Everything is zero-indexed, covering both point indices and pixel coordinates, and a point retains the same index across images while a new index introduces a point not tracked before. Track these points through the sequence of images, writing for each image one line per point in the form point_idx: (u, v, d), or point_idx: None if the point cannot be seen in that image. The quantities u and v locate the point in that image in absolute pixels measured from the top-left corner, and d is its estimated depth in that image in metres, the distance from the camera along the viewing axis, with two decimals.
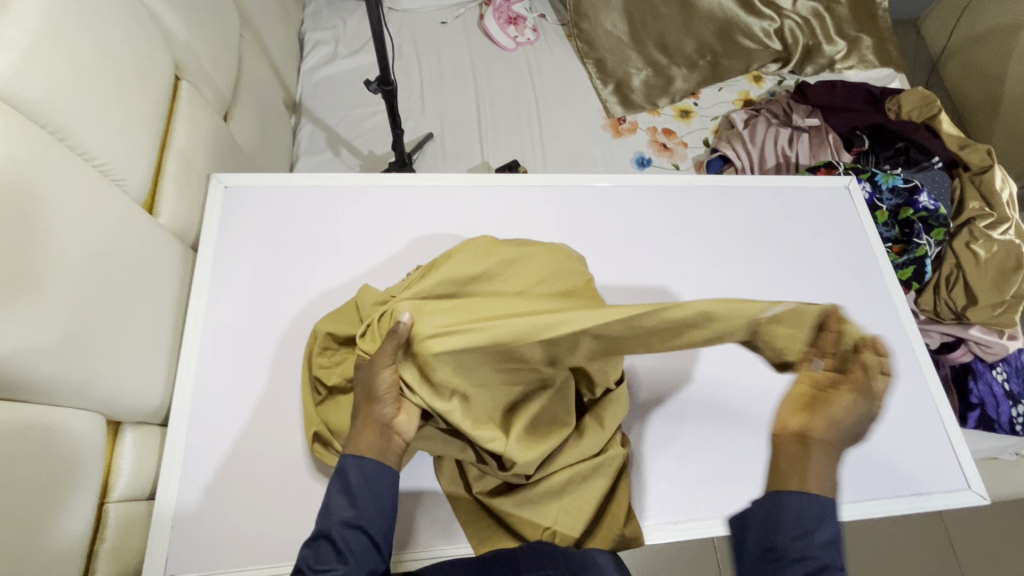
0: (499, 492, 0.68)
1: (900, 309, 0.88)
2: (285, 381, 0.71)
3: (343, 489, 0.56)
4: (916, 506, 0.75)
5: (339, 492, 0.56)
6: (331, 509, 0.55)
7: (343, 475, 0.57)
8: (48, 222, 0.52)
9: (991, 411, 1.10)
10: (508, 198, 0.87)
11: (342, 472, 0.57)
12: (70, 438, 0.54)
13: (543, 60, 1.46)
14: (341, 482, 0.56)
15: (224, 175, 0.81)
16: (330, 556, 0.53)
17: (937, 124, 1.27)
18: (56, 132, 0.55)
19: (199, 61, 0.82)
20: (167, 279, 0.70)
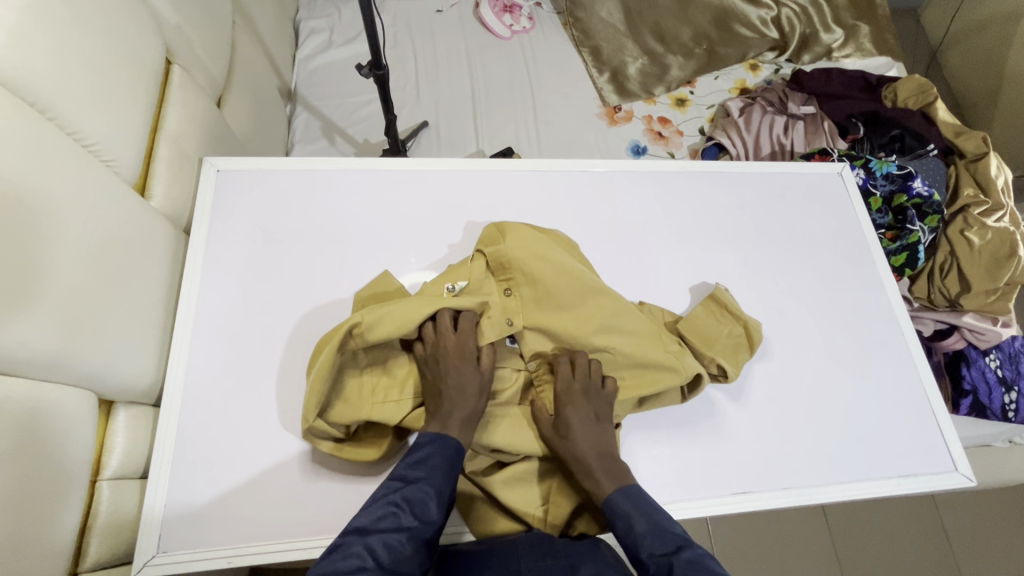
0: (492, 471, 0.68)
1: (891, 294, 0.88)
2: (277, 363, 0.72)
3: (446, 470, 0.59)
4: (904, 488, 0.76)
5: (440, 467, 0.59)
6: (432, 480, 0.58)
7: (440, 449, 0.60)
8: (41, 199, 0.52)
9: (984, 398, 1.10)
10: (501, 183, 0.87)
11: (444, 449, 0.60)
12: (63, 415, 0.55)
13: (539, 48, 1.46)
14: (445, 461, 0.60)
15: (216, 159, 0.81)
16: (421, 524, 0.55)
17: (933, 112, 1.26)
18: (46, 111, 0.56)
19: (191, 45, 0.82)
20: (158, 261, 0.71)
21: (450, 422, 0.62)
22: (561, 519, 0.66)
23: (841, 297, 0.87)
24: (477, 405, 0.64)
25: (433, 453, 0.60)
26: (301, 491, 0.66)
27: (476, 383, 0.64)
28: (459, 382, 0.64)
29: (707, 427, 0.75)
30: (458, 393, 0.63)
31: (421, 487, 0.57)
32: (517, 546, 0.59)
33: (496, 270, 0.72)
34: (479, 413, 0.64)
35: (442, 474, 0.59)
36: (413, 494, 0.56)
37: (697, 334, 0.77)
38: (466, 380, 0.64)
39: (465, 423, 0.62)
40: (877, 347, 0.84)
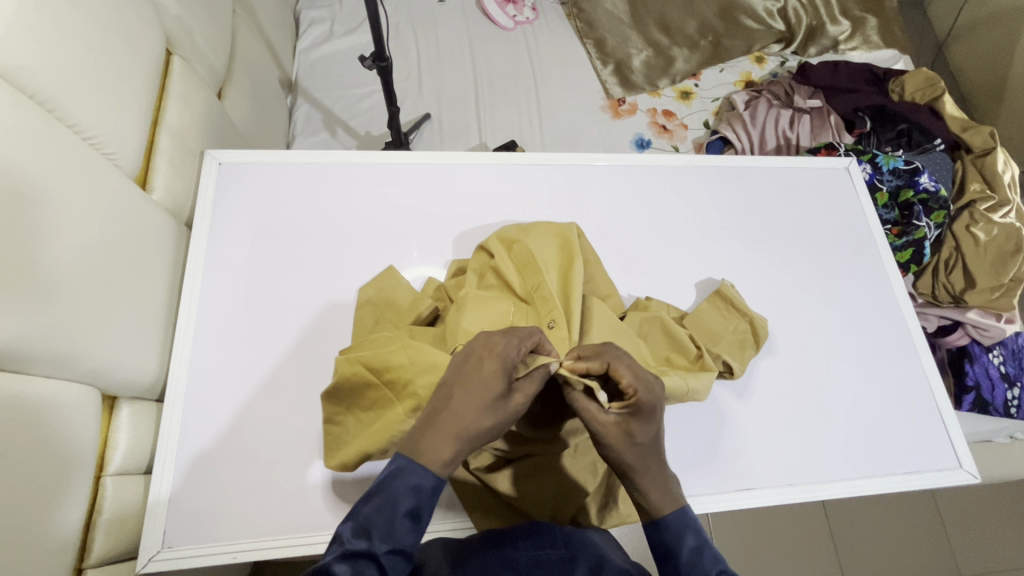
0: (496, 469, 0.67)
1: (897, 291, 0.88)
2: (280, 360, 0.71)
3: (412, 512, 0.47)
4: (908, 485, 0.76)
5: (400, 509, 0.47)
6: (392, 526, 0.46)
7: (403, 483, 0.48)
8: (44, 194, 0.52)
9: (987, 394, 1.10)
10: (506, 177, 0.86)
11: (412, 486, 0.48)
12: (66, 412, 0.54)
13: (543, 39, 1.44)
14: (411, 500, 0.47)
15: (218, 152, 0.80)
16: None
17: (941, 106, 1.25)
18: (45, 103, 0.55)
19: (190, 35, 0.81)
20: (160, 256, 0.70)
21: (430, 439, 0.50)
22: (568, 514, 0.67)
23: (846, 294, 0.86)
24: (472, 426, 0.50)
25: (396, 490, 0.47)
26: (307, 486, 0.66)
27: (482, 399, 0.51)
28: (465, 391, 0.51)
29: (713, 425, 0.75)
30: (455, 406, 0.51)
31: (377, 536, 0.46)
32: (517, 527, 0.59)
33: (532, 298, 0.70)
34: (471, 439, 0.50)
35: (404, 518, 0.47)
36: (392, 511, 0.47)
37: (704, 332, 0.77)
38: (474, 391, 0.51)
39: (447, 442, 0.49)
40: (883, 345, 0.84)
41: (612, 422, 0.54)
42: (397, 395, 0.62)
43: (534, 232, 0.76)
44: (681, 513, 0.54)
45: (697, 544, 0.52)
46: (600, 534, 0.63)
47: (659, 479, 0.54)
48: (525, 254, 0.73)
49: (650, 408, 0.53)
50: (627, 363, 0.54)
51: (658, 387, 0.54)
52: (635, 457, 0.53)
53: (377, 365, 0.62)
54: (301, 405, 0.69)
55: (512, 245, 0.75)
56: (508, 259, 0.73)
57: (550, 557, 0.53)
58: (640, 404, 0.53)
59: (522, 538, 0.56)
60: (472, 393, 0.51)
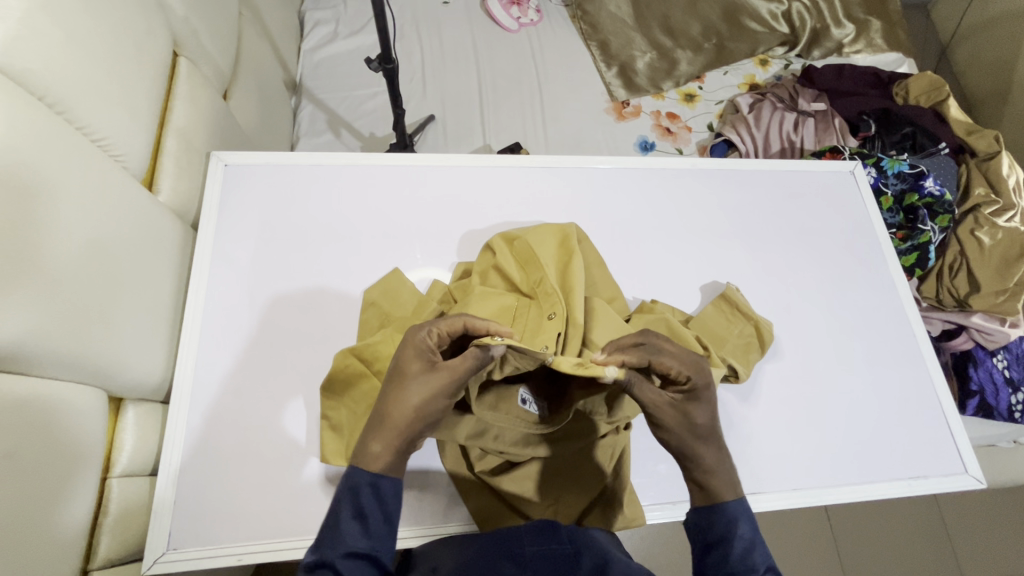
0: (500, 471, 0.68)
1: (902, 295, 0.88)
2: (285, 362, 0.71)
3: (355, 513, 0.48)
4: (913, 489, 0.76)
5: (344, 512, 0.48)
6: (339, 531, 0.47)
7: (344, 488, 0.49)
8: (52, 196, 0.52)
9: (991, 398, 1.10)
10: (512, 179, 0.86)
11: (350, 487, 0.49)
12: (74, 413, 0.54)
13: (547, 41, 1.44)
14: (352, 501, 0.48)
15: (224, 154, 0.80)
16: None
17: (945, 110, 1.25)
18: (53, 105, 0.55)
19: (197, 36, 0.81)
20: (166, 257, 0.70)
21: (365, 435, 0.52)
22: (572, 517, 0.66)
23: (851, 297, 0.86)
24: (394, 414, 0.51)
25: (338, 497, 0.49)
26: (311, 487, 0.66)
27: (402, 384, 0.52)
28: (389, 381, 0.54)
29: (718, 428, 0.75)
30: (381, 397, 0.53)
31: (329, 544, 0.46)
32: (520, 526, 0.58)
33: (535, 292, 0.70)
34: (397, 427, 0.51)
35: (350, 520, 0.47)
36: (339, 516, 0.48)
37: (708, 334, 0.77)
38: (396, 379, 0.53)
39: (374, 436, 0.51)
40: (888, 349, 0.84)
41: (673, 408, 0.55)
42: (385, 383, 0.65)
43: (535, 230, 0.76)
44: (739, 503, 0.54)
45: (749, 537, 0.52)
46: (604, 535, 0.62)
47: (725, 464, 0.55)
48: (526, 252, 0.73)
49: (705, 391, 0.56)
50: (670, 350, 0.57)
51: (707, 370, 0.58)
52: (698, 441, 0.55)
53: (368, 356, 0.66)
54: (306, 407, 0.69)
55: (514, 243, 0.75)
56: (510, 256, 0.73)
57: (554, 554, 0.54)
58: (697, 387, 0.56)
59: (527, 534, 0.56)
60: (393, 381, 0.53)
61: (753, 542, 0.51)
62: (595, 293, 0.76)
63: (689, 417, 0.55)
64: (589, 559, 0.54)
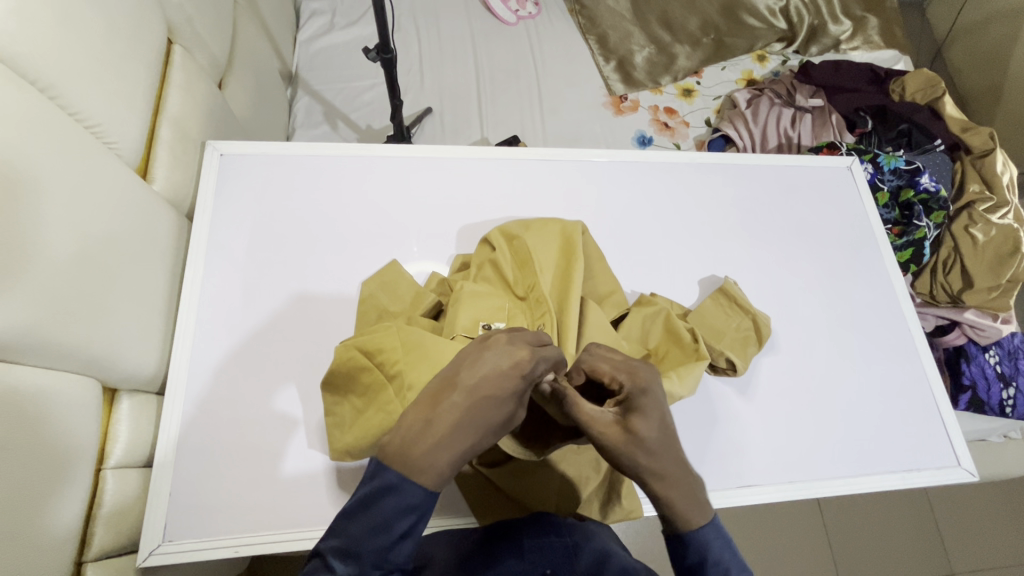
0: (497, 464, 0.66)
1: (898, 290, 0.88)
2: (281, 354, 0.71)
3: (404, 533, 0.44)
4: (906, 482, 0.76)
5: (393, 531, 0.43)
6: (386, 549, 0.43)
7: (397, 505, 0.43)
8: (49, 183, 0.51)
9: (983, 394, 1.11)
10: (510, 171, 0.86)
11: (406, 506, 0.43)
12: (66, 403, 0.53)
13: (545, 34, 1.43)
14: (405, 523, 0.43)
15: (220, 143, 0.79)
16: None
17: (941, 106, 1.25)
18: (46, 89, 0.54)
19: (192, 24, 0.80)
20: (161, 246, 0.69)
21: (433, 450, 0.44)
22: (571, 507, 0.67)
23: (849, 292, 0.87)
24: (476, 445, 0.46)
25: (386, 513, 0.43)
26: (310, 480, 0.66)
27: (495, 416, 0.47)
28: (479, 405, 0.46)
29: (715, 421, 0.75)
30: (465, 420, 0.46)
31: (366, 560, 0.43)
32: (519, 520, 0.59)
33: (526, 296, 0.70)
34: (472, 455, 0.46)
35: (396, 540, 0.43)
36: (382, 534, 0.43)
37: (706, 328, 0.77)
38: (488, 406, 0.46)
39: (450, 460, 0.45)
40: (884, 344, 0.84)
41: (609, 422, 0.49)
42: (387, 376, 0.61)
43: (534, 226, 0.75)
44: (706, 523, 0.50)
45: (722, 562, 0.50)
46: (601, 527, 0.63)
47: (682, 488, 0.50)
48: (519, 252, 0.73)
49: (642, 399, 0.50)
50: (603, 359, 0.53)
51: (647, 377, 0.51)
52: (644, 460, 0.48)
53: (371, 349, 0.61)
54: (304, 399, 0.69)
55: (513, 241, 0.74)
56: (507, 254, 0.73)
57: (552, 545, 0.54)
58: (632, 396, 0.50)
59: (525, 528, 0.57)
60: (487, 409, 0.46)
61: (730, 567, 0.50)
62: (593, 289, 0.76)
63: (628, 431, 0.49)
64: (587, 558, 0.54)
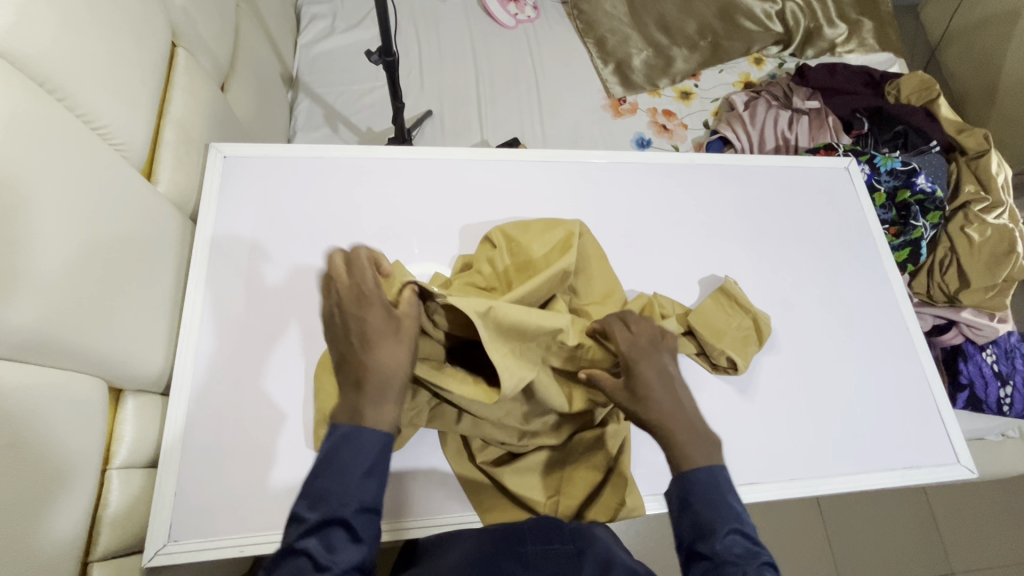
0: (501, 462, 0.69)
1: (896, 289, 0.89)
2: (286, 354, 0.71)
3: (364, 470, 0.50)
4: (907, 480, 0.77)
5: (356, 470, 0.50)
6: (348, 488, 0.49)
7: (351, 448, 0.51)
8: (58, 184, 0.52)
9: (980, 392, 1.12)
10: (512, 173, 0.86)
11: (357, 444, 0.51)
12: (74, 403, 0.53)
13: (544, 37, 1.44)
14: (358, 459, 0.50)
15: (223, 145, 0.80)
16: (344, 541, 0.47)
17: (935, 108, 1.27)
18: (55, 91, 0.54)
19: (195, 27, 0.80)
20: (166, 248, 0.69)
21: (364, 401, 0.53)
22: (573, 509, 0.68)
23: (847, 291, 0.87)
24: (392, 373, 0.54)
25: (344, 454, 0.50)
26: None
27: (386, 344, 0.56)
28: (371, 346, 0.56)
29: (717, 419, 0.76)
30: (369, 363, 0.55)
31: (335, 501, 0.49)
32: (525, 523, 0.60)
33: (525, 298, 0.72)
34: (397, 383, 0.54)
35: (360, 478, 0.50)
36: (345, 475, 0.50)
37: (708, 328, 0.77)
38: (373, 340, 0.56)
39: (381, 397, 0.53)
40: (883, 343, 0.85)
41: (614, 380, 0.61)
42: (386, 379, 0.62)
43: (536, 229, 0.76)
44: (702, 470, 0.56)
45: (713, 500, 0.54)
46: (603, 530, 0.63)
47: (688, 433, 0.58)
48: (517, 253, 0.74)
49: (637, 361, 0.61)
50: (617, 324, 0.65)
51: (642, 343, 0.63)
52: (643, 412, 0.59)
53: None
54: (308, 399, 0.69)
55: (512, 242, 0.75)
56: (506, 255, 0.73)
57: (556, 552, 0.54)
58: (628, 358, 0.62)
59: (529, 532, 0.58)
60: (373, 345, 0.56)
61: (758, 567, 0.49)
62: (593, 287, 0.75)
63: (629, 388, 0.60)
64: (591, 562, 0.53)
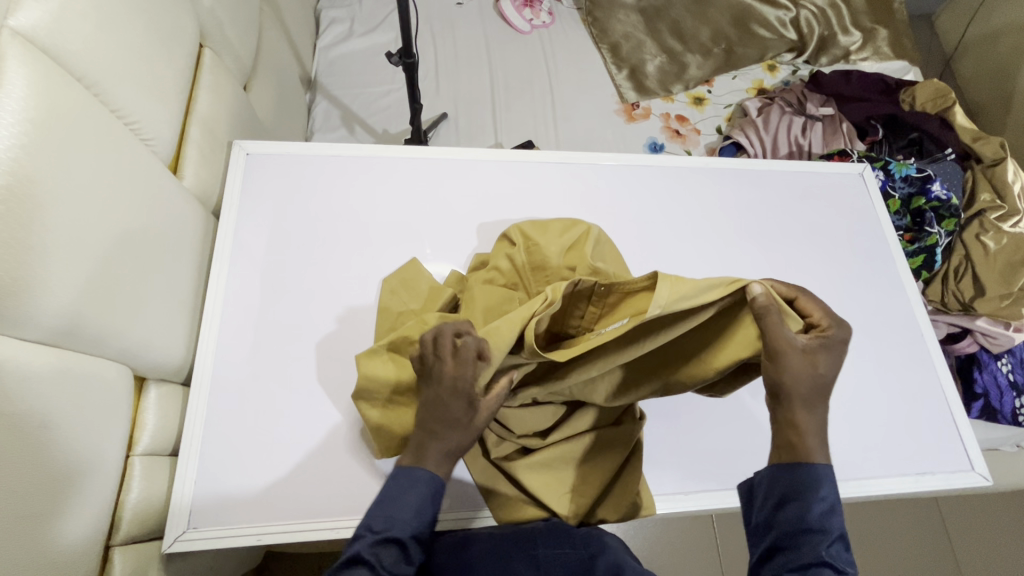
0: (514, 457, 0.69)
1: (910, 296, 0.89)
2: (304, 348, 0.72)
3: (424, 500, 0.53)
4: (921, 485, 0.76)
5: (421, 497, 0.53)
6: (406, 512, 0.52)
7: (420, 480, 0.53)
8: (90, 177, 0.53)
9: (995, 402, 1.11)
10: (528, 174, 0.87)
11: (420, 479, 0.53)
12: (102, 389, 0.55)
13: (559, 43, 1.46)
14: (422, 490, 0.53)
15: (246, 143, 0.81)
16: (400, 560, 0.51)
17: (951, 116, 1.26)
18: (91, 86, 0.56)
19: (222, 28, 0.82)
20: (188, 241, 0.71)
21: (422, 453, 0.54)
22: (584, 507, 0.67)
23: (859, 296, 0.87)
24: (450, 440, 0.53)
25: (413, 483, 0.53)
26: (328, 471, 0.67)
27: (448, 414, 0.53)
28: (430, 411, 0.53)
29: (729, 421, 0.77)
30: (427, 424, 0.54)
31: (398, 523, 0.52)
32: (535, 529, 0.62)
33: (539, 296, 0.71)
34: (456, 445, 0.54)
35: (421, 506, 0.53)
36: (406, 508, 0.52)
37: None
38: (436, 407, 0.53)
39: (431, 456, 0.54)
40: (897, 348, 0.85)
41: (802, 348, 0.53)
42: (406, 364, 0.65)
43: (554, 230, 0.75)
44: (829, 467, 0.52)
45: (827, 498, 0.52)
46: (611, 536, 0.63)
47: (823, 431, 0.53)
48: (531, 253, 0.73)
49: (837, 343, 0.54)
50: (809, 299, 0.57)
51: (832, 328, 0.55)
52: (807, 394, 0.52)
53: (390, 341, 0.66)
54: (325, 393, 0.70)
55: (529, 243, 0.74)
56: (523, 254, 0.73)
57: (568, 557, 0.56)
58: (831, 335, 0.54)
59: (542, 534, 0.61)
60: (436, 411, 0.53)
61: (819, 569, 0.49)
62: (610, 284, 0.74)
63: (813, 360, 0.53)
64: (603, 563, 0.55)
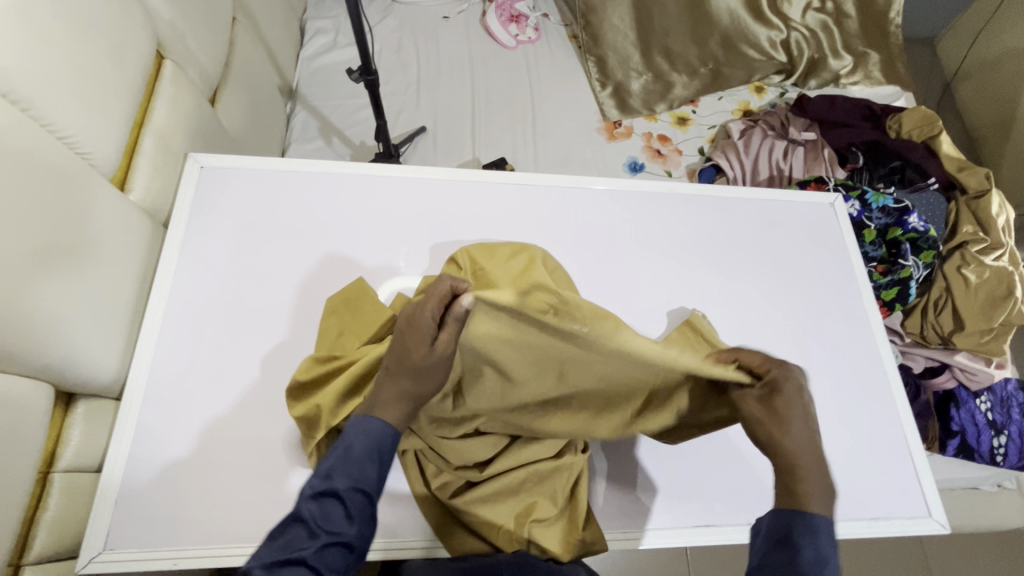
0: (459, 491, 0.68)
1: (876, 331, 0.87)
2: (242, 366, 0.71)
3: (370, 456, 0.55)
4: (874, 531, 0.74)
5: (359, 450, 0.55)
6: (349, 466, 0.54)
7: (359, 434, 0.56)
8: (12, 193, 0.53)
9: (972, 440, 1.08)
10: (488, 194, 0.86)
11: (362, 432, 0.56)
12: (17, 406, 0.54)
13: (544, 60, 1.45)
14: (365, 442, 0.55)
15: (201, 155, 0.81)
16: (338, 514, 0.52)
17: (937, 145, 1.24)
18: (20, 103, 0.56)
19: (184, 41, 0.82)
20: (131, 254, 0.70)
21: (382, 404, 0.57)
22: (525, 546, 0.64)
23: (822, 331, 0.85)
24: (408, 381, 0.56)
25: (352, 440, 0.55)
26: (258, 494, 0.66)
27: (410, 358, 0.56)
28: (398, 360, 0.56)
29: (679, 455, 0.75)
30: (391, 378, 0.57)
31: (338, 476, 0.54)
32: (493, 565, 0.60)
33: None
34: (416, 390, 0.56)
35: (364, 460, 0.55)
36: (352, 467, 0.54)
37: None
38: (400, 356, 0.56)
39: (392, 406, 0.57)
40: (858, 386, 0.82)
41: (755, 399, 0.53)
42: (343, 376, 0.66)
43: (501, 254, 0.74)
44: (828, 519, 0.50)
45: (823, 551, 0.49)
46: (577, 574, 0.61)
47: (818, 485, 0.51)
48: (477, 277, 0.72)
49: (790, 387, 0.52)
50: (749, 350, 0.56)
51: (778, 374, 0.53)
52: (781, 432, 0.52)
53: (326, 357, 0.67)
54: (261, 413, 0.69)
55: (477, 267, 0.73)
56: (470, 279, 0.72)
57: None
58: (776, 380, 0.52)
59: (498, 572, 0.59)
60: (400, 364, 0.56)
61: None
62: None
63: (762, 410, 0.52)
64: None
